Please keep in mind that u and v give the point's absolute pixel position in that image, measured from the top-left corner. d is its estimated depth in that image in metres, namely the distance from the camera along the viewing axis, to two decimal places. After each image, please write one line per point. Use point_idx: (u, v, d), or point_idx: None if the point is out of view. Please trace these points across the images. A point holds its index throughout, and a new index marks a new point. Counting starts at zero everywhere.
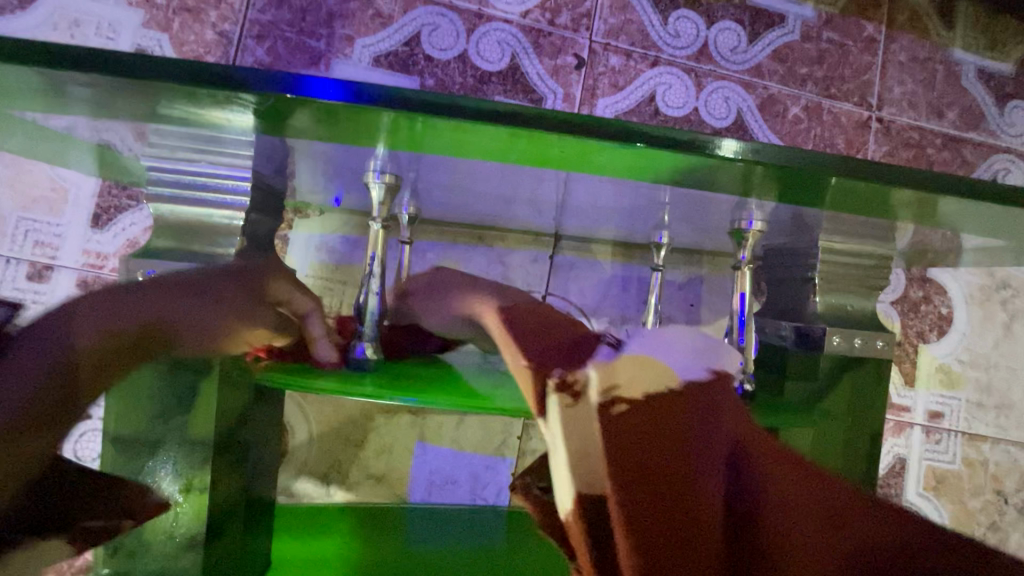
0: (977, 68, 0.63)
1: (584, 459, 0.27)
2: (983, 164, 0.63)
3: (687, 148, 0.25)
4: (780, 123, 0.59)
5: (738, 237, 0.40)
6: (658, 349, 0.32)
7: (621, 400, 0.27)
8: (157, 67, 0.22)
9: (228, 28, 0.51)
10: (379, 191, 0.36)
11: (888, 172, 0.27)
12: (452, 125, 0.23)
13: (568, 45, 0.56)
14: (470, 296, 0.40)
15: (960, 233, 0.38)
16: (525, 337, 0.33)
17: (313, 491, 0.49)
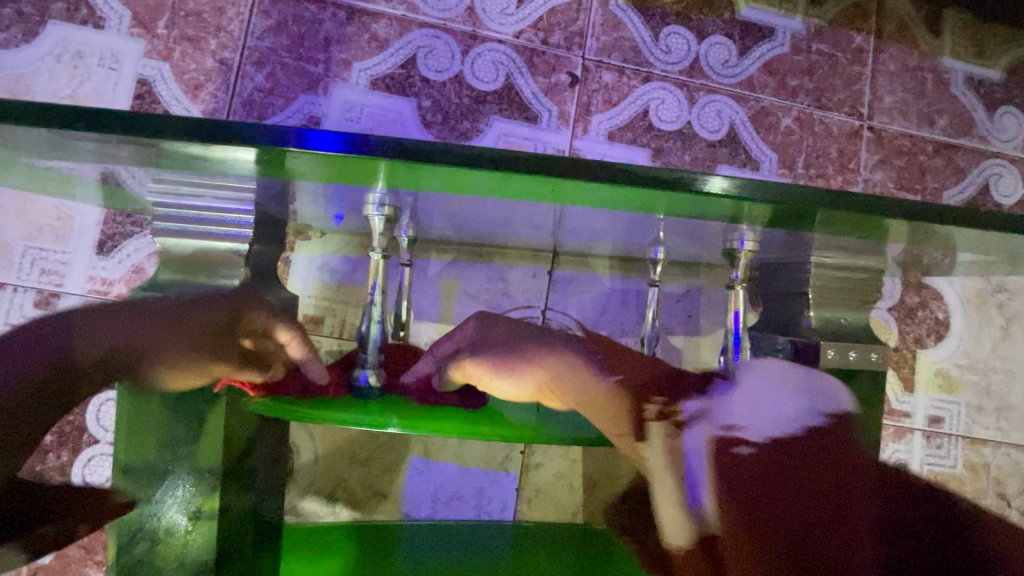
0: (966, 76, 0.64)
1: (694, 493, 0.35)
2: (975, 170, 0.64)
3: (671, 185, 0.27)
4: (772, 134, 0.60)
5: (731, 256, 0.41)
6: (791, 394, 0.41)
7: (741, 442, 0.36)
8: (168, 122, 0.24)
9: (227, 56, 0.52)
10: (380, 223, 0.38)
11: (856, 200, 0.30)
12: (450, 169, 0.26)
13: (563, 64, 0.57)
14: (535, 360, 0.39)
15: (949, 243, 0.39)
16: (577, 370, 0.39)
17: (319, 509, 0.49)
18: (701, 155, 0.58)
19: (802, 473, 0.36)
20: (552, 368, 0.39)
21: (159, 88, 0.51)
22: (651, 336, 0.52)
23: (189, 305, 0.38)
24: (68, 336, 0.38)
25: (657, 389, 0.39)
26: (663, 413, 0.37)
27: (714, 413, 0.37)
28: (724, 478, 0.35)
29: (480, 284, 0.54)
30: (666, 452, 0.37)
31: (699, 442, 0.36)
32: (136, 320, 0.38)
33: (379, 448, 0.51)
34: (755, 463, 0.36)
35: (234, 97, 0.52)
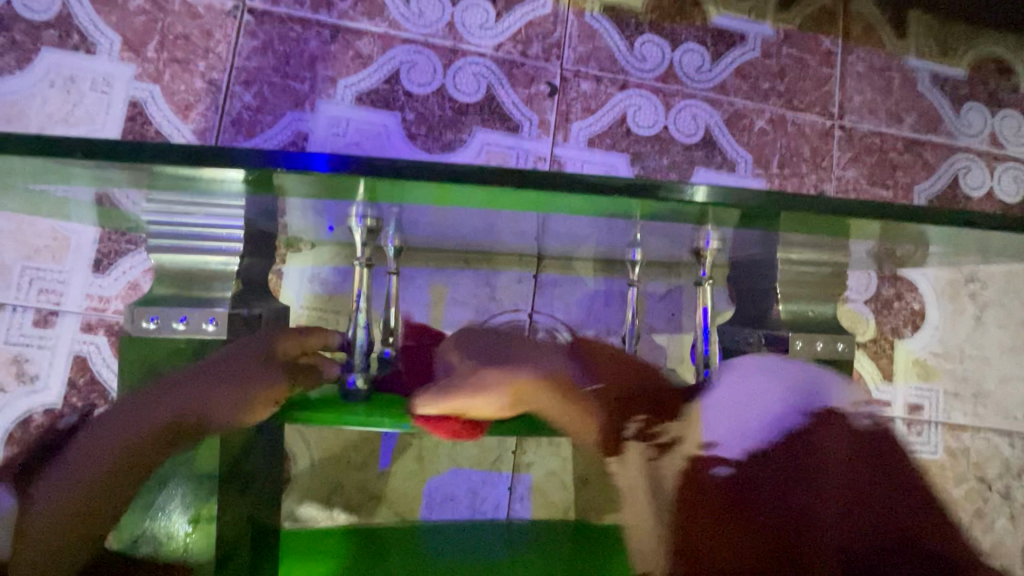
0: (931, 74, 0.66)
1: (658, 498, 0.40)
2: (944, 164, 0.66)
3: (644, 191, 0.30)
4: (746, 136, 0.62)
5: (698, 255, 0.44)
6: (758, 391, 0.44)
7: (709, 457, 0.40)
8: (158, 149, 0.26)
9: (216, 76, 0.54)
10: (363, 235, 0.41)
11: (820, 199, 0.32)
12: (434, 185, 0.28)
13: (541, 74, 0.59)
14: (514, 368, 0.43)
15: (908, 236, 0.41)
16: (567, 387, 0.43)
17: (317, 514, 0.50)
18: (679, 158, 0.60)
19: (773, 496, 0.39)
20: (528, 389, 0.42)
21: (150, 110, 0.53)
22: (633, 335, 0.53)
23: (224, 373, 0.40)
24: (108, 437, 0.40)
25: (643, 406, 0.43)
26: (642, 435, 0.41)
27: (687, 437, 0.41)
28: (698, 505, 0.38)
29: (467, 291, 0.54)
30: (646, 478, 0.40)
31: (671, 469, 0.40)
32: (167, 396, 0.40)
33: (372, 453, 0.51)
34: (728, 482, 0.39)
35: (224, 116, 0.54)
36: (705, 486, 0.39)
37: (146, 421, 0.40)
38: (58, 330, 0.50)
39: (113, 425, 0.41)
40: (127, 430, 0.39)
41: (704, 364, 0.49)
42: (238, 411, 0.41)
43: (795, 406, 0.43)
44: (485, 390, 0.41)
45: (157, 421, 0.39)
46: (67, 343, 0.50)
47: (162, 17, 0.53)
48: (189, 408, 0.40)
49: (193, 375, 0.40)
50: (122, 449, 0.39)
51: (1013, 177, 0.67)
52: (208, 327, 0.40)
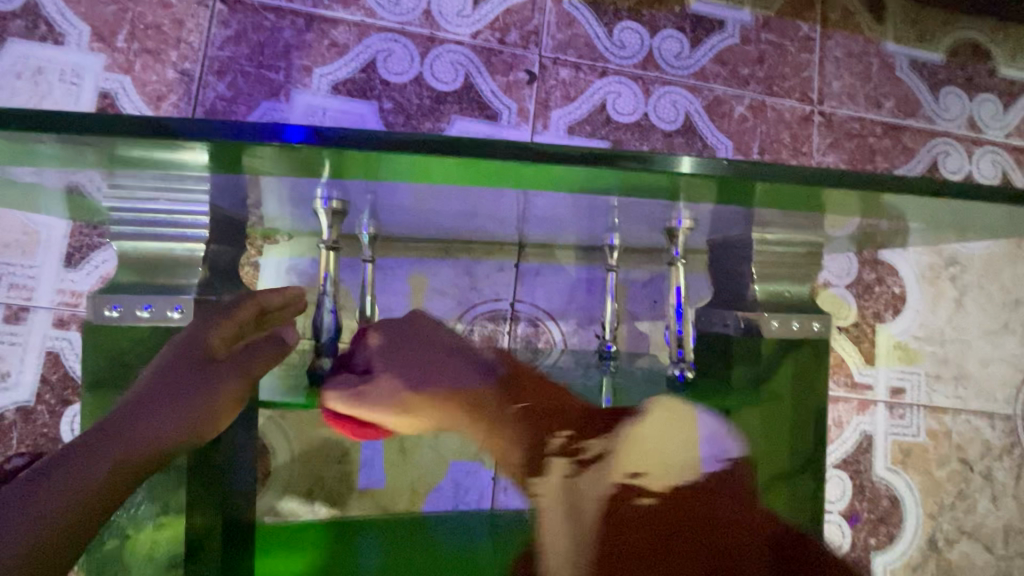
0: (909, 59, 0.66)
1: (581, 515, 0.42)
2: (923, 149, 0.66)
3: (630, 161, 0.29)
4: (727, 123, 0.62)
5: (670, 235, 0.43)
6: (692, 442, 0.46)
7: (644, 495, 0.42)
8: (127, 121, 0.25)
9: (189, 66, 0.53)
10: (327, 218, 0.40)
11: (801, 170, 0.32)
12: (414, 156, 0.28)
13: (520, 62, 0.58)
14: (433, 389, 0.46)
15: (888, 215, 0.41)
16: (487, 400, 0.47)
17: (299, 508, 0.50)
18: (659, 145, 0.60)
19: (682, 529, 0.42)
20: (448, 408, 0.46)
21: (121, 101, 0.52)
22: (612, 320, 0.54)
23: (173, 389, 0.40)
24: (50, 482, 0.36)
25: (574, 419, 0.46)
26: (566, 448, 0.45)
27: (617, 461, 0.43)
28: (626, 529, 0.41)
29: (448, 281, 0.53)
30: (566, 495, 0.43)
31: (601, 484, 0.42)
32: (118, 427, 0.39)
33: (353, 445, 0.49)
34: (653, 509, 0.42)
35: (197, 107, 0.53)
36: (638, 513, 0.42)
37: (113, 450, 0.38)
38: (28, 326, 0.49)
39: (67, 458, 0.38)
40: (82, 470, 0.37)
41: (678, 344, 0.52)
42: (201, 420, 0.41)
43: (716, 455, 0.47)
44: (385, 405, 0.46)
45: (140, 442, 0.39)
46: (39, 340, 0.49)
47: (132, 7, 0.52)
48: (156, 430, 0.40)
49: (166, 386, 0.41)
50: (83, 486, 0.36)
51: (991, 161, 0.68)
52: (174, 313, 0.41)
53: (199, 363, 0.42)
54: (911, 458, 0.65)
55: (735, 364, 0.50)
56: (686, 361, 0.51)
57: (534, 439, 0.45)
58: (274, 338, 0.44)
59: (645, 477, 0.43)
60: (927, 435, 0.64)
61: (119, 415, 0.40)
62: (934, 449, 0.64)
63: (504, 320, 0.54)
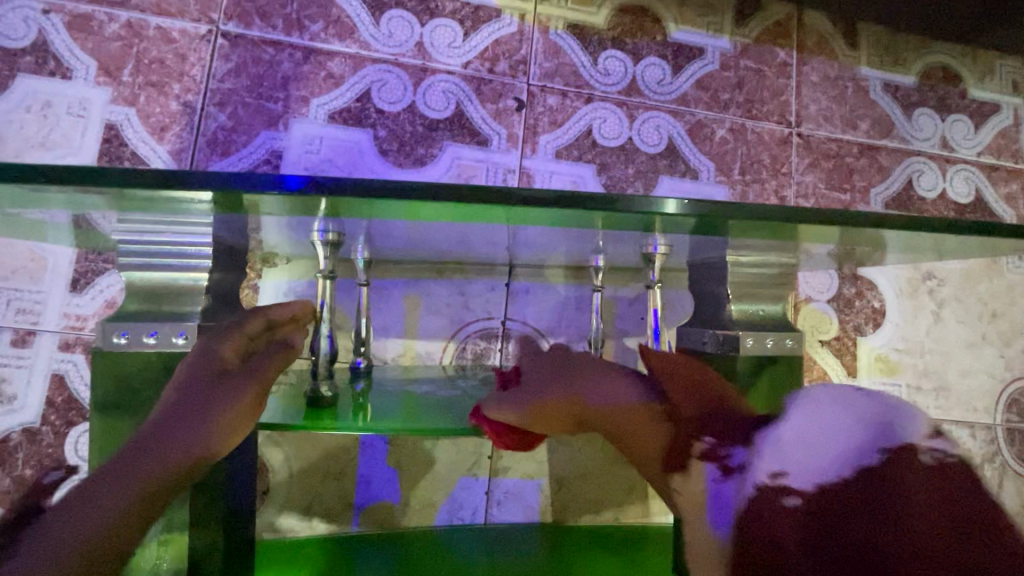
0: (883, 82, 0.69)
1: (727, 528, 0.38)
2: (898, 168, 0.69)
3: (614, 205, 0.31)
4: (708, 145, 0.64)
5: (649, 259, 0.46)
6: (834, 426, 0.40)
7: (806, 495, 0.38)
8: (138, 173, 0.27)
9: (191, 98, 0.55)
10: (324, 248, 0.42)
11: (772, 209, 0.34)
12: (409, 202, 0.30)
13: (508, 90, 0.61)
14: (594, 397, 0.43)
15: (862, 237, 0.43)
16: (625, 403, 0.43)
17: (296, 524, 0.51)
18: (644, 167, 0.63)
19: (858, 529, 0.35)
20: (589, 412, 0.43)
21: (125, 132, 0.54)
22: (598, 338, 0.54)
23: (189, 407, 0.39)
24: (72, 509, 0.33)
25: (709, 423, 0.40)
26: (708, 457, 0.39)
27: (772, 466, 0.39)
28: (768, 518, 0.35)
29: (442, 301, 0.56)
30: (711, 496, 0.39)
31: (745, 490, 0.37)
32: (140, 449, 0.37)
33: (350, 462, 0.52)
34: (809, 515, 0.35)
35: (199, 136, 0.55)
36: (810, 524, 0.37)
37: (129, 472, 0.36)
38: (34, 349, 0.51)
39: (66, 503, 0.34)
40: (106, 498, 0.34)
41: None
42: (219, 435, 0.39)
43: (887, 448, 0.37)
44: (535, 415, 0.44)
45: (160, 467, 0.37)
46: (44, 363, 0.51)
47: (137, 42, 0.55)
48: (177, 447, 0.37)
49: (194, 393, 0.39)
50: (85, 525, 0.32)
51: (964, 178, 0.70)
52: (179, 339, 0.41)
53: (213, 375, 0.40)
54: None
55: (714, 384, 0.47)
56: None
57: (672, 436, 0.40)
58: (281, 341, 0.45)
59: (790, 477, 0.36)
60: None
61: (142, 439, 0.38)
62: None
63: (495, 338, 0.57)
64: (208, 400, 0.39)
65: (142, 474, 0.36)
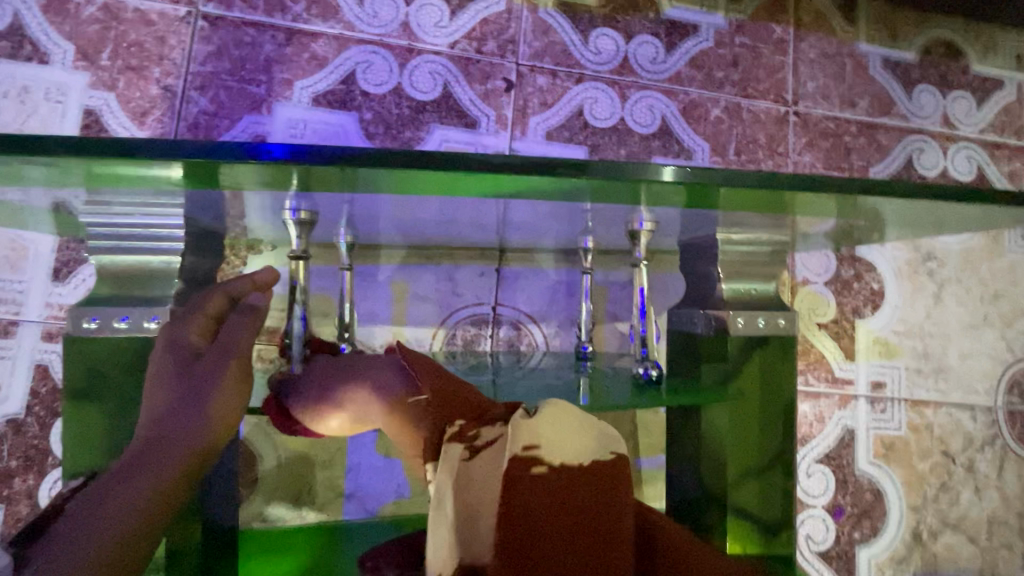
0: (883, 58, 0.67)
1: (474, 516, 0.31)
2: (898, 146, 0.67)
3: (606, 172, 0.30)
4: (702, 125, 0.63)
5: (634, 238, 0.44)
6: (584, 429, 0.35)
7: (540, 462, 0.32)
8: (113, 143, 0.26)
9: (172, 82, 0.54)
10: (296, 228, 0.41)
11: (769, 177, 0.33)
12: (394, 171, 0.29)
13: (497, 70, 0.59)
14: (347, 374, 0.42)
15: (862, 213, 0.41)
16: (378, 368, 0.41)
17: (286, 514, 0.51)
18: (636, 149, 0.61)
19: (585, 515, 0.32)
20: (360, 396, 0.40)
21: (105, 118, 0.53)
22: (588, 321, 0.55)
23: (178, 401, 0.39)
24: (89, 516, 0.36)
25: (471, 408, 0.35)
26: (461, 435, 0.34)
27: (507, 442, 0.33)
28: (522, 502, 0.31)
29: (431, 286, 0.55)
30: (460, 487, 0.32)
31: (498, 467, 0.32)
32: (143, 448, 0.38)
33: (340, 451, 0.52)
34: (552, 487, 0.32)
35: (180, 121, 0.54)
36: (541, 493, 0.32)
37: (134, 479, 0.37)
38: (18, 340, 0.50)
39: (97, 495, 0.37)
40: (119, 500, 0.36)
41: (642, 343, 0.52)
42: (214, 426, 0.39)
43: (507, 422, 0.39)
44: (300, 401, 0.43)
45: (161, 471, 0.37)
46: (28, 353, 0.50)
47: (115, 25, 0.54)
48: (172, 442, 0.38)
49: (173, 384, 0.40)
50: (103, 530, 0.35)
51: (966, 156, 0.69)
52: (150, 323, 0.41)
53: (187, 362, 0.40)
54: (893, 452, 0.64)
55: (706, 363, 0.49)
56: (650, 360, 0.51)
57: (433, 429, 0.35)
58: (244, 305, 0.44)
59: (545, 449, 0.33)
60: (909, 429, 0.64)
61: (141, 438, 0.39)
62: (916, 443, 0.64)
63: (486, 324, 0.56)
64: (199, 390, 0.39)
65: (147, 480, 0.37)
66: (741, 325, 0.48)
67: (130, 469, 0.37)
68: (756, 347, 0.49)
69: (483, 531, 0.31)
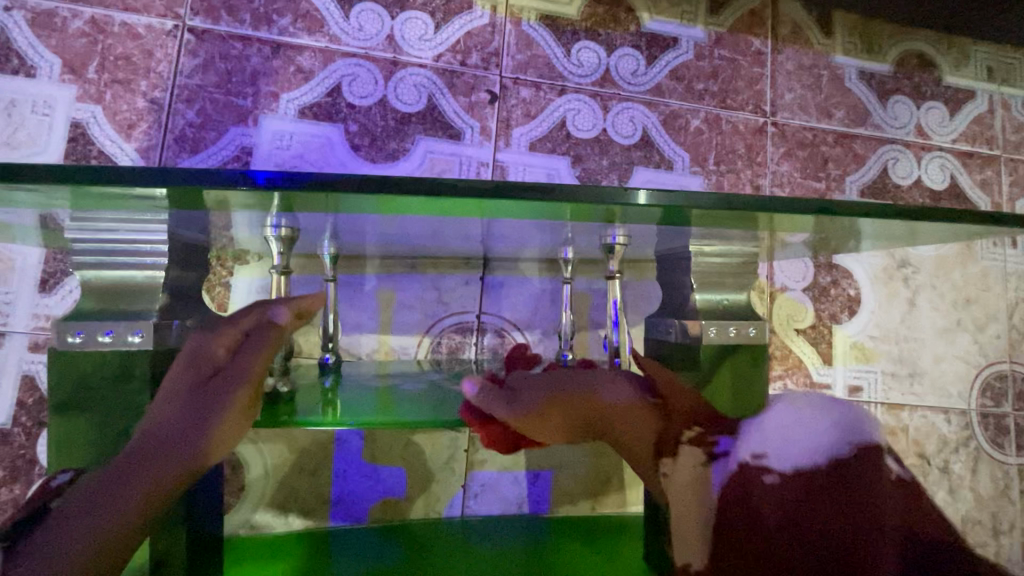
0: (858, 70, 0.69)
1: (703, 507, 0.38)
2: (873, 156, 0.69)
3: (583, 196, 0.31)
4: (683, 136, 0.64)
5: (608, 250, 0.46)
6: (813, 427, 0.41)
7: (773, 472, 0.37)
8: (100, 170, 0.27)
9: (158, 95, 0.55)
10: (277, 243, 0.42)
11: (740, 198, 0.34)
12: (377, 196, 0.30)
13: (481, 82, 0.61)
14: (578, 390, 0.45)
15: (834, 225, 0.43)
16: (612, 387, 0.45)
17: (272, 521, 0.51)
18: (618, 159, 0.63)
19: (836, 524, 0.35)
20: (585, 413, 0.44)
21: (93, 130, 0.54)
22: (569, 327, 0.56)
23: (189, 412, 0.40)
24: (90, 510, 0.37)
25: (704, 417, 0.43)
26: (696, 439, 0.41)
27: (741, 446, 0.39)
28: (751, 516, 0.36)
29: (417, 296, 0.56)
30: (695, 480, 0.39)
31: (730, 472, 0.38)
32: (145, 447, 0.39)
33: (327, 457, 0.53)
34: (790, 500, 0.36)
35: (167, 134, 0.55)
36: (794, 508, 0.35)
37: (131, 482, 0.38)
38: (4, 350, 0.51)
39: (92, 492, 0.38)
40: (115, 498, 0.37)
41: (614, 353, 0.53)
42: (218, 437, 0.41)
43: (840, 441, 0.39)
44: (526, 420, 0.45)
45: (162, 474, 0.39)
46: (14, 363, 0.51)
47: (102, 39, 0.54)
48: (177, 449, 0.39)
49: (185, 392, 0.41)
50: (98, 529, 0.36)
51: (939, 166, 0.71)
52: (134, 337, 0.40)
53: (202, 379, 0.41)
54: None
55: (678, 370, 0.49)
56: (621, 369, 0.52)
57: (656, 428, 0.43)
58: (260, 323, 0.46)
59: (772, 460, 0.38)
60: None
61: (141, 440, 0.39)
62: None
63: (471, 332, 0.57)
64: (210, 404, 0.41)
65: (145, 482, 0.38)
66: (713, 334, 0.49)
67: (127, 469, 0.38)
68: (729, 354, 0.50)
69: (688, 525, 0.38)
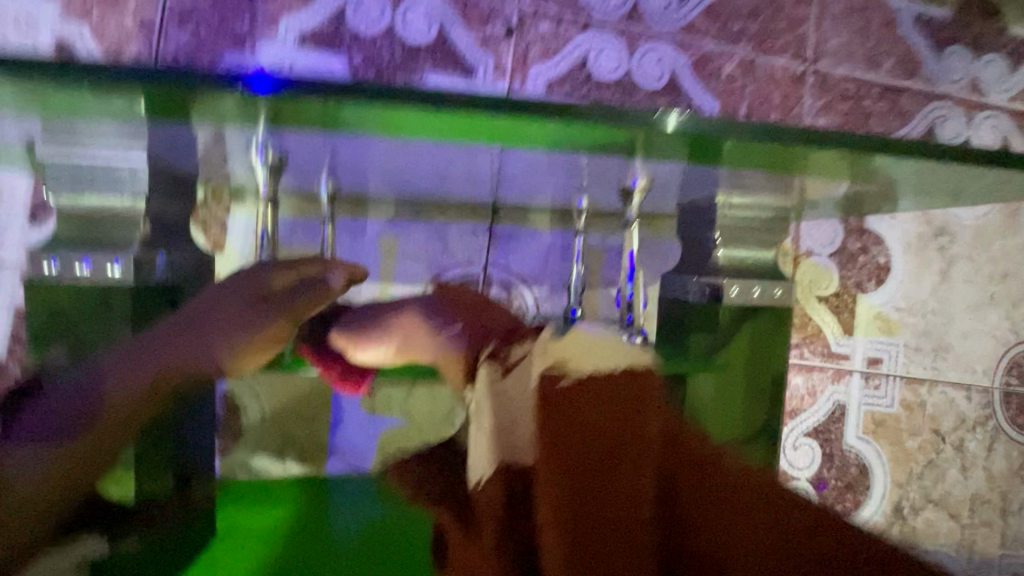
0: (913, 15, 0.63)
1: (512, 419, 0.36)
2: (919, 113, 0.63)
3: (608, 117, 0.28)
4: (714, 83, 0.59)
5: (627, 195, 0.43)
6: (617, 347, 0.42)
7: (562, 376, 0.36)
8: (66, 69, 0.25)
9: (149, 14, 0.51)
10: (266, 172, 0.41)
11: (782, 130, 0.31)
12: (376, 106, 0.27)
13: (497, 13, 0.55)
14: (399, 322, 0.46)
15: (878, 176, 0.39)
16: (451, 312, 0.46)
17: (269, 466, 0.51)
18: (642, 105, 0.58)
19: (603, 426, 0.34)
20: (416, 343, 0.46)
21: (79, 50, 0.50)
22: (579, 285, 0.52)
23: (196, 326, 0.42)
24: (80, 401, 0.38)
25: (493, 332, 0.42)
26: (493, 355, 0.40)
27: (536, 355, 0.39)
28: (553, 415, 0.34)
29: (421, 245, 0.53)
30: (492, 394, 0.38)
31: (525, 381, 0.37)
32: (155, 343, 0.41)
33: (326, 404, 0.51)
34: (575, 399, 0.35)
35: (158, 57, 0.51)
36: (559, 413, 0.34)
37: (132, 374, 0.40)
38: None
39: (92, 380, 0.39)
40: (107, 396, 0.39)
41: (629, 310, 0.51)
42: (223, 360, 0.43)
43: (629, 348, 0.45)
44: (343, 343, 0.46)
45: (144, 382, 0.41)
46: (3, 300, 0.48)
47: None
48: (187, 360, 0.42)
49: (196, 310, 0.43)
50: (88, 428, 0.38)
51: (991, 126, 0.65)
52: (112, 269, 0.44)
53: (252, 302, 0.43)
54: (883, 428, 0.63)
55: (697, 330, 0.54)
56: (637, 329, 0.49)
57: (468, 351, 0.42)
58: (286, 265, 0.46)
59: (569, 364, 0.37)
60: (902, 406, 0.63)
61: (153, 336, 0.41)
62: (907, 420, 0.63)
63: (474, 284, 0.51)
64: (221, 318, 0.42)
65: (135, 387, 0.40)
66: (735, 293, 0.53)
67: (125, 373, 0.40)
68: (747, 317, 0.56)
69: (519, 434, 0.35)
